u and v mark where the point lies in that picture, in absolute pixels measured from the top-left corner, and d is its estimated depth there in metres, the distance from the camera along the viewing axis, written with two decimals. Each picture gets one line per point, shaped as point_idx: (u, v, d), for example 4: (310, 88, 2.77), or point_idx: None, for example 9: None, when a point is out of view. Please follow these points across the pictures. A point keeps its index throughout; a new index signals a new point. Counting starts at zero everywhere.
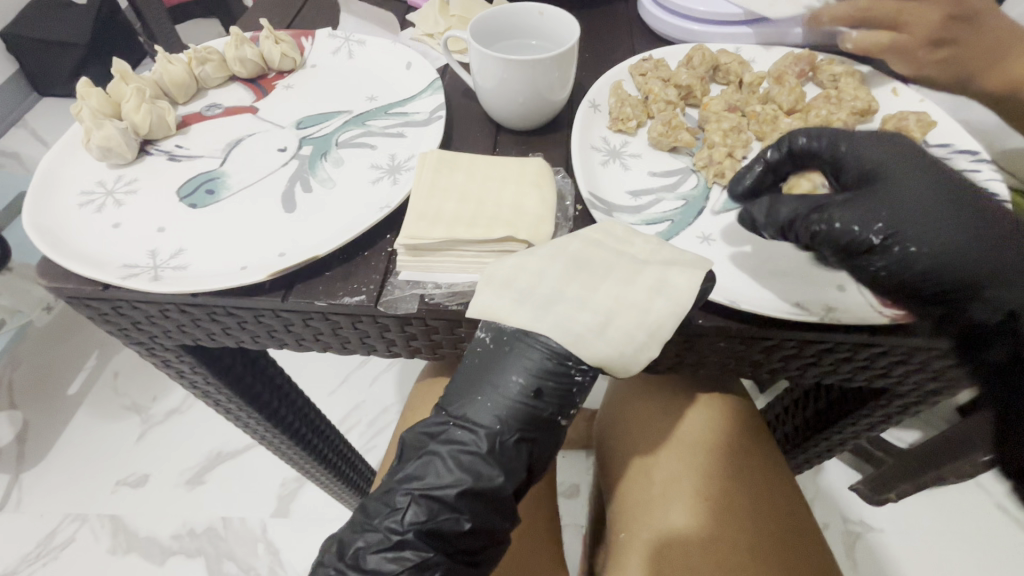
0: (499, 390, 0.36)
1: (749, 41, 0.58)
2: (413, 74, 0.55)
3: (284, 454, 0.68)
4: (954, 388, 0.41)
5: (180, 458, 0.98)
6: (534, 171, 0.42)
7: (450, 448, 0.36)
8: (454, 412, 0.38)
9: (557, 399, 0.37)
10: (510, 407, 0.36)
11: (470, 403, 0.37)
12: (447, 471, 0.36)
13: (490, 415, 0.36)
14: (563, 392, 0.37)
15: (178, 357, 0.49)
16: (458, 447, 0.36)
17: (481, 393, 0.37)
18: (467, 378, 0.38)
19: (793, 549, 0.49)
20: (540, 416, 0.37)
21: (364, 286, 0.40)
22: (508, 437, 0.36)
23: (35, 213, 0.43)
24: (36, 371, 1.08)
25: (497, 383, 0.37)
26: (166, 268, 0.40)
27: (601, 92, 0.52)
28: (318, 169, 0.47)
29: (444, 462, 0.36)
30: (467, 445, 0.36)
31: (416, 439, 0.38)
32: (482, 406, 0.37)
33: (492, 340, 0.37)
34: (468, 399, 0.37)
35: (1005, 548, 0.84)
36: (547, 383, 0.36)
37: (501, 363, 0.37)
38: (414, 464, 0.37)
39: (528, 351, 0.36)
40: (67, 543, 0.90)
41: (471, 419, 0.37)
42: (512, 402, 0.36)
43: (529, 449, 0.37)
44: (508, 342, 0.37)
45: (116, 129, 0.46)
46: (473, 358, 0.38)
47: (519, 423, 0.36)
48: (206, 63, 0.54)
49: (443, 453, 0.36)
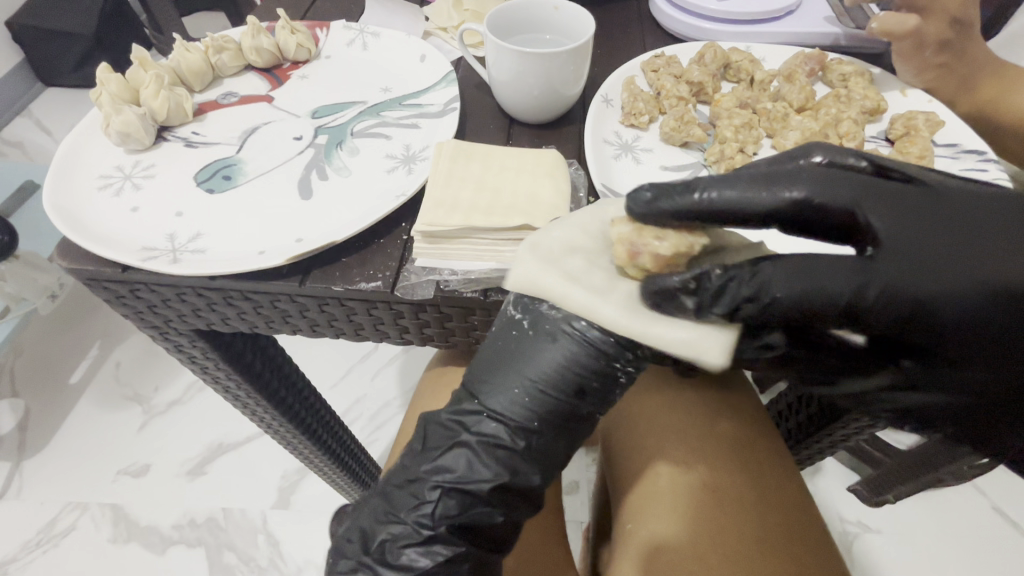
0: (534, 376, 0.36)
1: (759, 40, 0.58)
2: (427, 66, 0.55)
3: (290, 443, 0.68)
4: None
5: (182, 449, 0.99)
6: (548, 163, 0.43)
7: (482, 441, 0.36)
8: (487, 404, 0.36)
9: (597, 389, 0.36)
10: (545, 392, 0.36)
11: (503, 394, 0.36)
12: (482, 466, 0.36)
13: (521, 400, 0.36)
14: (603, 381, 0.36)
15: (190, 342, 0.49)
16: (490, 431, 0.36)
17: (516, 375, 0.36)
18: (500, 359, 0.37)
19: (802, 540, 0.50)
20: (575, 404, 0.36)
21: (380, 273, 0.40)
22: (543, 432, 0.36)
23: (55, 195, 0.44)
24: (38, 359, 1.08)
25: (531, 364, 0.36)
26: (184, 251, 0.41)
27: (613, 88, 0.53)
28: (333, 158, 0.48)
29: (478, 454, 0.36)
30: (501, 433, 0.36)
31: (444, 423, 0.38)
32: (516, 390, 0.36)
33: (529, 325, 0.36)
34: (499, 382, 0.36)
35: (1001, 551, 0.85)
36: (585, 374, 0.35)
37: (535, 351, 0.36)
38: (444, 456, 0.37)
39: (569, 334, 0.35)
40: (68, 531, 0.91)
41: (503, 401, 0.36)
42: (548, 387, 0.36)
43: (562, 442, 0.37)
44: (548, 327, 0.36)
45: (135, 115, 0.47)
46: (507, 337, 0.37)
47: (554, 411, 0.36)
48: (222, 52, 0.54)
49: (473, 438, 0.36)
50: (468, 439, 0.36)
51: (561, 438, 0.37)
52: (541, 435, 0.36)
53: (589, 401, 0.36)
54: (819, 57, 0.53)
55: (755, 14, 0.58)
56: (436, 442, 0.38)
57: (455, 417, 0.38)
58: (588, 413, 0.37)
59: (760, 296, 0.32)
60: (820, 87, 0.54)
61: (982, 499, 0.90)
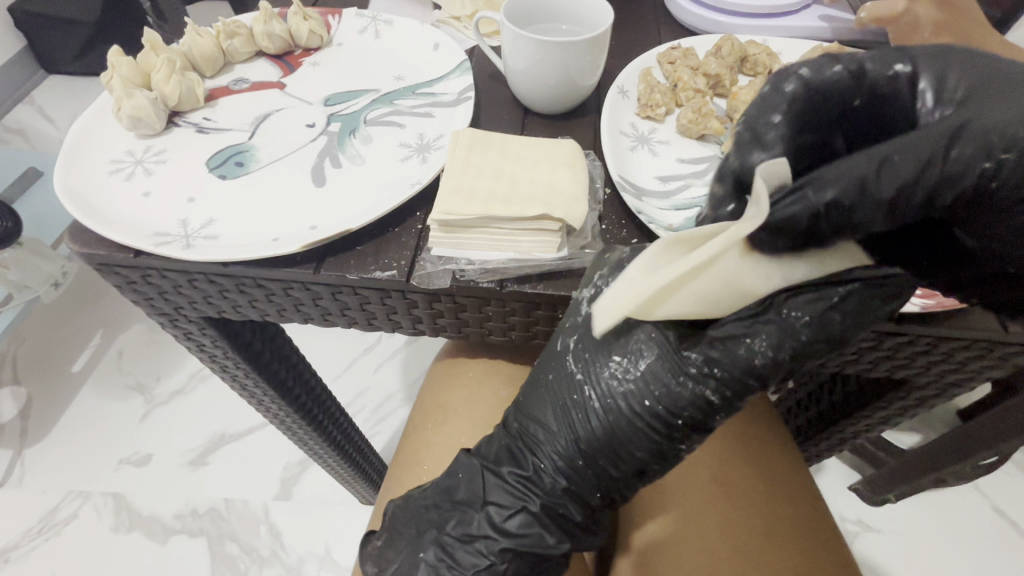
0: (591, 444, 0.35)
1: (779, 34, 0.58)
2: (441, 55, 0.55)
3: (295, 434, 0.68)
4: (973, 380, 0.42)
5: (184, 439, 0.98)
6: (567, 154, 0.42)
7: (534, 498, 0.38)
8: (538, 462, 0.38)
9: (659, 462, 0.35)
10: (603, 460, 0.36)
11: (554, 456, 0.37)
12: (531, 521, 0.37)
13: (574, 464, 0.36)
14: (663, 456, 0.35)
15: (200, 330, 0.49)
16: (540, 488, 0.38)
17: (571, 439, 0.36)
18: (558, 420, 0.37)
19: (812, 534, 0.50)
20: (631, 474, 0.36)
21: (395, 262, 0.40)
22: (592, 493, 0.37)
23: (66, 178, 0.44)
24: (40, 347, 1.08)
25: (586, 429, 0.35)
26: (197, 237, 0.40)
27: (629, 80, 0.52)
28: (347, 146, 0.47)
29: (529, 510, 0.37)
30: (556, 492, 0.37)
31: (495, 473, 0.39)
32: (570, 452, 0.36)
33: (592, 399, 0.35)
34: (555, 443, 0.37)
35: (1002, 552, 0.85)
36: (645, 452, 0.35)
37: (593, 427, 0.35)
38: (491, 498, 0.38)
39: (633, 410, 0.34)
40: (69, 519, 0.91)
41: (556, 464, 0.37)
42: (606, 458, 0.36)
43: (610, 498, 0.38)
44: (610, 403, 0.34)
45: (146, 99, 0.46)
46: (570, 405, 0.36)
47: (605, 473, 0.36)
48: (234, 37, 0.54)
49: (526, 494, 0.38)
50: (520, 492, 0.38)
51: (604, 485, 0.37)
52: (597, 496, 0.38)
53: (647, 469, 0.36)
54: (837, 49, 0.52)
55: (774, 7, 0.58)
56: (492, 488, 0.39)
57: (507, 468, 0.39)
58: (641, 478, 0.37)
59: (776, 358, 0.31)
60: None
61: (984, 501, 0.90)
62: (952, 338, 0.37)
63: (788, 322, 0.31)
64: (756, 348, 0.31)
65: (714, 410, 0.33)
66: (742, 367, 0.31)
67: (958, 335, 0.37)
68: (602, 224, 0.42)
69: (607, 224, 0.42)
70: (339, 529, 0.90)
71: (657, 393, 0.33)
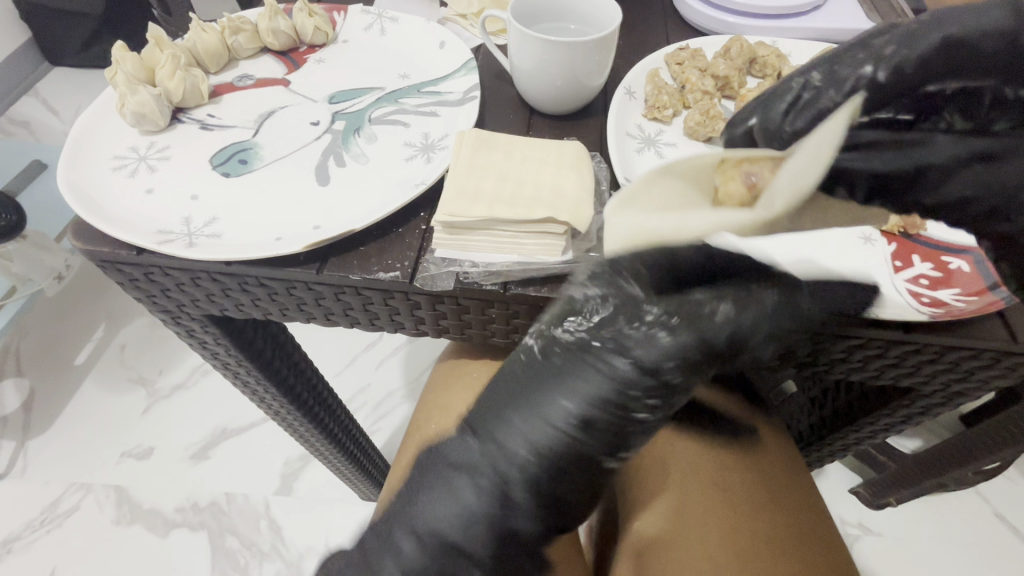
0: (546, 405, 0.33)
1: (786, 35, 0.57)
2: (447, 53, 0.54)
3: (295, 431, 0.68)
4: (980, 389, 0.41)
5: (187, 433, 0.99)
6: (573, 155, 0.42)
7: (467, 486, 0.35)
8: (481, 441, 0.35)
9: (621, 429, 0.33)
10: (560, 433, 0.33)
11: (499, 424, 0.35)
12: (456, 512, 0.34)
13: (528, 441, 0.33)
14: (627, 421, 0.33)
15: (202, 328, 0.48)
16: (489, 472, 0.34)
17: (519, 410, 0.34)
18: (505, 397, 0.35)
19: (815, 542, 0.50)
20: (598, 448, 0.33)
21: (398, 263, 0.40)
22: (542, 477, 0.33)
23: (68, 174, 0.43)
24: (43, 340, 1.08)
25: (537, 397, 0.34)
26: (200, 235, 0.40)
27: (636, 80, 0.52)
28: (351, 144, 0.47)
29: (456, 500, 0.34)
30: (494, 478, 0.34)
31: (434, 467, 0.37)
32: (518, 426, 0.34)
33: (543, 356, 0.35)
34: (504, 419, 0.35)
35: (1002, 556, 0.85)
36: (601, 411, 0.33)
37: (540, 383, 0.34)
38: (425, 495, 0.36)
39: (590, 367, 0.33)
40: (72, 511, 0.91)
41: (503, 445, 0.34)
42: (570, 427, 0.33)
43: (563, 493, 0.34)
44: (564, 353, 0.34)
45: (150, 95, 0.46)
46: (517, 371, 0.36)
47: (567, 447, 0.33)
48: (238, 33, 0.54)
49: (473, 482, 0.34)
50: (465, 480, 0.35)
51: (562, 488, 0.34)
52: (547, 493, 0.34)
53: (616, 445, 0.34)
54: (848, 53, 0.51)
55: (783, 8, 0.57)
56: (438, 492, 0.35)
57: (450, 464, 0.36)
58: (608, 456, 0.34)
59: (740, 316, 0.32)
60: None
61: (985, 505, 0.89)
62: (959, 347, 0.37)
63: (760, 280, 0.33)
64: (717, 307, 0.32)
65: (679, 363, 0.32)
66: (709, 324, 0.32)
67: (965, 344, 0.36)
68: None
69: None
70: (338, 524, 0.90)
71: (608, 341, 0.33)
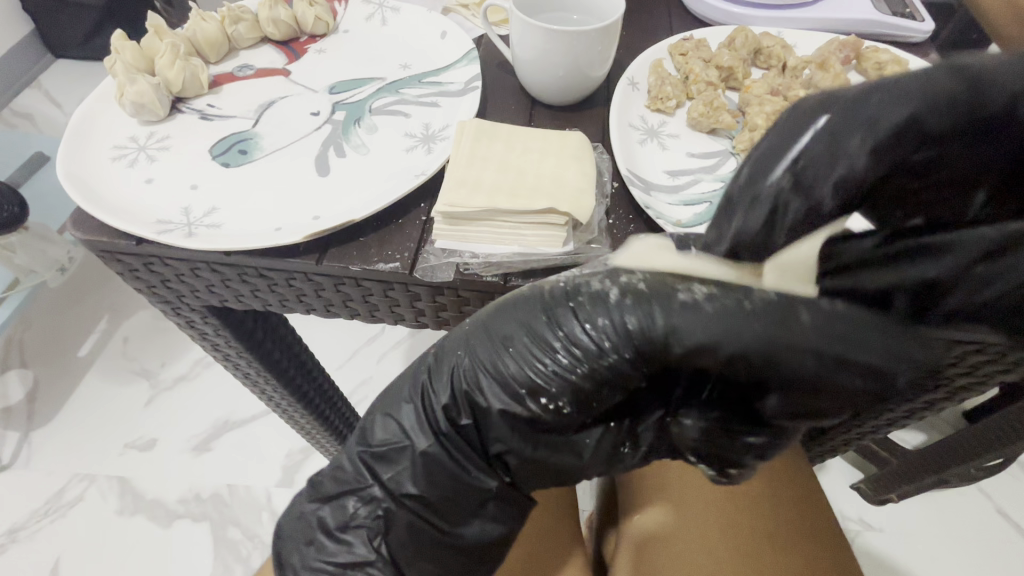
0: (491, 342, 0.34)
1: (791, 26, 0.56)
2: (448, 44, 0.54)
3: (296, 423, 0.68)
4: (985, 384, 0.41)
5: (189, 425, 0.99)
6: (575, 146, 0.42)
7: (423, 405, 0.36)
8: (445, 370, 0.36)
9: (554, 386, 0.32)
10: (496, 369, 0.33)
11: (468, 364, 0.34)
12: (408, 428, 0.36)
13: (469, 374, 0.34)
14: (561, 379, 0.32)
15: (202, 319, 0.48)
16: (447, 402, 0.35)
17: (468, 341, 0.35)
18: (464, 331, 0.36)
19: (815, 536, 0.50)
20: (527, 394, 0.33)
21: (398, 253, 0.39)
22: (492, 422, 0.35)
23: (68, 164, 0.43)
24: (47, 331, 1.09)
25: (489, 332, 0.34)
26: (199, 225, 0.40)
27: (640, 71, 0.51)
28: (351, 135, 0.47)
29: (412, 416, 0.36)
30: (450, 407, 0.35)
31: (408, 378, 0.38)
32: (464, 355, 0.35)
33: (536, 308, 0.33)
34: (456, 347, 0.35)
35: (1004, 553, 0.85)
36: (561, 389, 0.32)
37: (518, 336, 0.33)
38: (389, 402, 0.38)
39: (543, 317, 0.32)
40: (75, 501, 0.91)
41: (449, 371, 0.35)
42: (507, 370, 0.33)
43: (503, 447, 0.35)
44: (563, 300, 0.32)
45: (150, 85, 0.46)
46: (506, 310, 0.34)
47: (499, 388, 0.33)
48: (239, 22, 0.53)
49: (417, 397, 0.37)
50: (414, 393, 0.37)
51: (509, 442, 0.35)
52: (492, 438, 0.35)
53: (543, 399, 0.32)
54: (854, 44, 0.51)
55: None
56: (394, 398, 0.38)
57: (415, 380, 0.37)
58: (541, 409, 0.33)
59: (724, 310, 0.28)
60: (853, 75, 0.52)
61: (987, 502, 0.89)
62: (964, 342, 0.36)
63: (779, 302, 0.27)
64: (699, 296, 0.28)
65: (628, 341, 0.30)
66: (676, 316, 0.29)
67: (971, 339, 0.36)
68: (610, 218, 0.42)
69: (614, 219, 0.41)
70: None
71: (604, 300, 0.31)
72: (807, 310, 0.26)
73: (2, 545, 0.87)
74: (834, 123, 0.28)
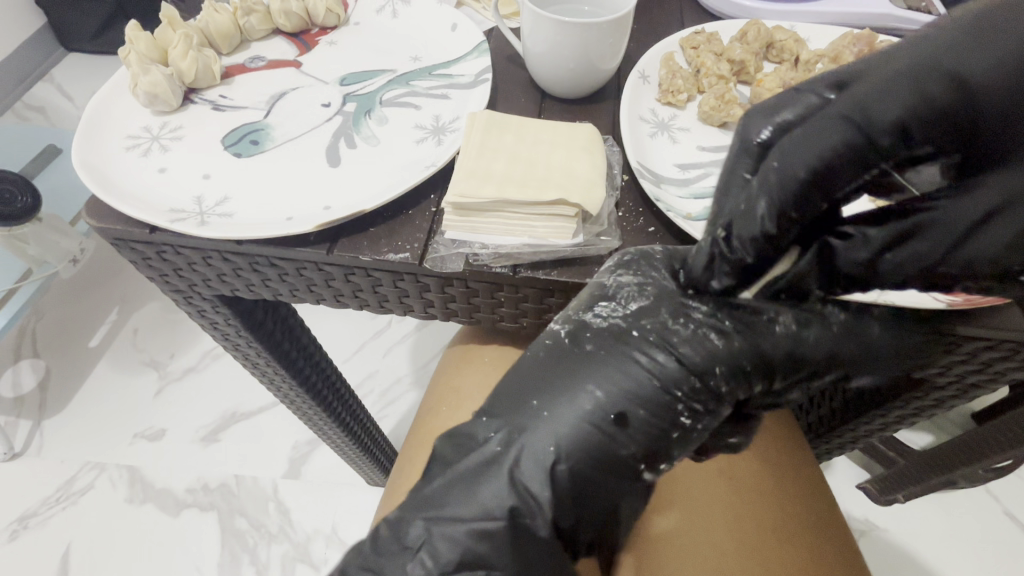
0: (594, 419, 0.32)
1: (803, 18, 0.56)
2: (458, 36, 0.54)
3: (305, 415, 0.69)
4: (997, 381, 0.41)
5: (197, 416, 1.00)
6: (585, 137, 0.42)
7: (508, 488, 0.32)
8: (526, 433, 0.32)
9: (655, 431, 0.32)
10: (611, 450, 0.32)
11: (553, 423, 0.32)
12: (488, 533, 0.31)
13: (556, 435, 0.32)
14: (684, 438, 0.32)
15: (213, 308, 0.49)
16: (533, 481, 0.32)
17: (540, 397, 0.33)
18: (521, 387, 0.34)
19: (818, 527, 0.50)
20: (647, 465, 0.32)
21: (408, 244, 0.40)
22: (593, 485, 0.32)
23: (82, 152, 0.44)
24: (58, 321, 1.10)
25: (581, 403, 0.32)
26: (212, 214, 0.41)
27: (651, 64, 0.51)
28: (361, 126, 0.47)
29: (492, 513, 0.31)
30: (537, 484, 0.32)
31: (466, 459, 0.33)
32: (563, 446, 0.31)
33: (608, 355, 0.33)
34: (541, 439, 0.32)
35: (1011, 554, 0.84)
36: (661, 426, 0.32)
37: (601, 384, 0.32)
38: (445, 499, 0.33)
39: (644, 375, 0.32)
40: (86, 489, 0.93)
41: (527, 437, 0.32)
42: (621, 450, 0.32)
43: (606, 508, 0.33)
44: (643, 350, 0.33)
45: (163, 76, 0.46)
46: (573, 358, 0.33)
47: (610, 464, 0.32)
48: (251, 14, 0.53)
49: (497, 492, 0.32)
50: (500, 498, 0.32)
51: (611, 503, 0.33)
52: (595, 504, 0.33)
53: (657, 455, 0.33)
54: (868, 37, 0.50)
55: None
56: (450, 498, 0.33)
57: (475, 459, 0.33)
58: (655, 471, 0.33)
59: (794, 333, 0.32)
60: None
61: (994, 503, 0.88)
62: (977, 337, 0.36)
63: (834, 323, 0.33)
64: (774, 322, 0.32)
65: (744, 377, 0.32)
66: (773, 344, 0.32)
67: (984, 334, 0.35)
68: (619, 211, 0.42)
69: (623, 212, 0.41)
70: (343, 509, 0.91)
71: (674, 341, 0.32)
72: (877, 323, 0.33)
73: (14, 532, 0.89)
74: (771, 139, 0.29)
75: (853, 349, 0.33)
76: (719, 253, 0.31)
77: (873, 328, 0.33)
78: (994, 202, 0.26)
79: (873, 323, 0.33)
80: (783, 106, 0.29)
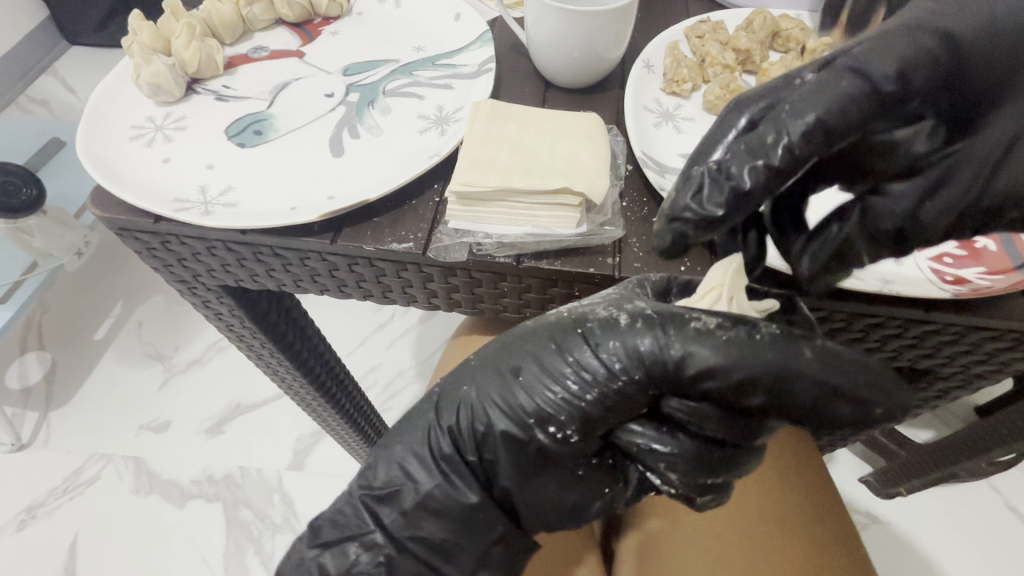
0: (501, 376, 0.36)
1: (810, 8, 0.56)
2: (461, 26, 0.53)
3: (310, 407, 0.70)
4: (1001, 372, 0.41)
5: (202, 408, 1.01)
6: (590, 127, 0.42)
7: (434, 433, 0.38)
8: (457, 399, 0.37)
9: (564, 414, 0.34)
10: (507, 403, 0.35)
11: (475, 393, 0.36)
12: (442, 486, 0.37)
13: (478, 404, 0.36)
14: (571, 407, 0.33)
15: (217, 298, 0.49)
16: (451, 436, 0.37)
17: (476, 376, 0.37)
18: (472, 365, 0.38)
19: (817, 517, 0.50)
20: (538, 426, 0.34)
21: (411, 234, 0.40)
22: (499, 454, 0.36)
23: (87, 142, 0.44)
24: (63, 315, 1.10)
25: (506, 379, 0.35)
26: (215, 204, 0.41)
27: (655, 54, 0.51)
28: (365, 116, 0.47)
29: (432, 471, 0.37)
30: (453, 440, 0.37)
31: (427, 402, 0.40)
32: (470, 390, 0.37)
33: (546, 339, 0.35)
34: (462, 382, 0.37)
35: (1014, 546, 0.84)
36: (565, 411, 0.34)
37: (526, 363, 0.35)
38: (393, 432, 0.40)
39: (551, 346, 0.35)
40: (92, 480, 0.94)
41: (456, 402, 0.37)
42: (518, 402, 0.35)
43: (518, 481, 0.36)
44: (567, 333, 0.34)
45: (165, 66, 0.46)
46: (514, 343, 0.36)
47: (515, 438, 0.35)
48: (254, 4, 0.53)
49: (423, 439, 0.38)
50: (423, 434, 0.38)
51: (522, 479, 0.36)
52: (506, 474, 0.36)
53: (561, 435, 0.34)
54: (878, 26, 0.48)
55: None
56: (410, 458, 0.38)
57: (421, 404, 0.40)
58: (549, 439, 0.34)
59: (716, 339, 0.30)
60: None
61: (996, 496, 0.88)
62: (981, 328, 0.36)
63: (751, 340, 0.29)
64: (703, 325, 0.30)
65: (638, 364, 0.32)
66: (685, 340, 0.31)
67: (992, 324, 0.35)
68: (623, 201, 0.41)
69: (627, 202, 0.41)
70: None
71: (598, 329, 0.33)
72: (807, 346, 0.29)
73: (22, 521, 0.90)
74: (726, 156, 0.30)
75: (767, 364, 0.29)
76: (690, 275, 0.30)
77: (807, 351, 0.29)
78: (1018, 127, 0.28)
79: (809, 349, 0.29)
80: (723, 132, 0.30)
